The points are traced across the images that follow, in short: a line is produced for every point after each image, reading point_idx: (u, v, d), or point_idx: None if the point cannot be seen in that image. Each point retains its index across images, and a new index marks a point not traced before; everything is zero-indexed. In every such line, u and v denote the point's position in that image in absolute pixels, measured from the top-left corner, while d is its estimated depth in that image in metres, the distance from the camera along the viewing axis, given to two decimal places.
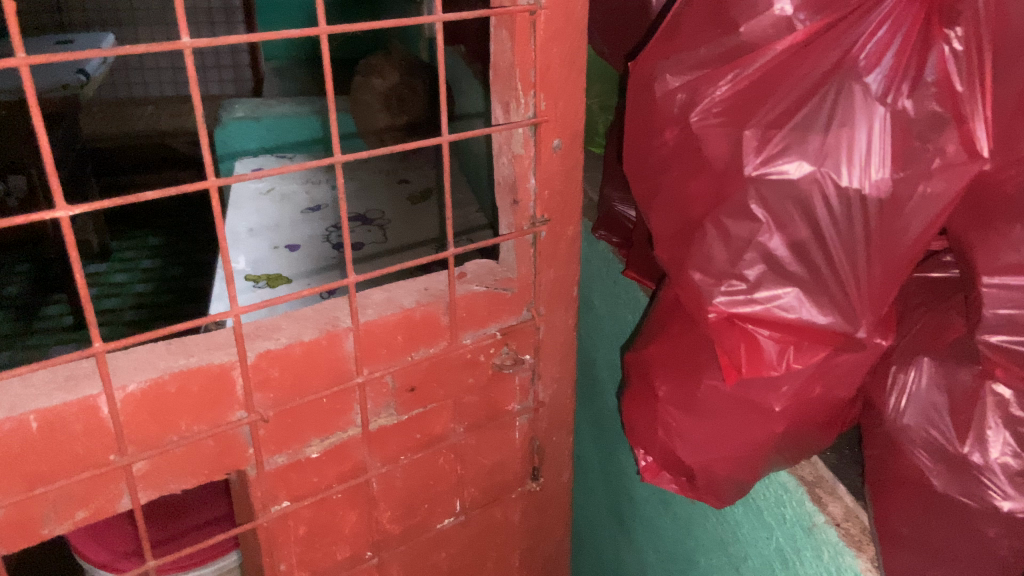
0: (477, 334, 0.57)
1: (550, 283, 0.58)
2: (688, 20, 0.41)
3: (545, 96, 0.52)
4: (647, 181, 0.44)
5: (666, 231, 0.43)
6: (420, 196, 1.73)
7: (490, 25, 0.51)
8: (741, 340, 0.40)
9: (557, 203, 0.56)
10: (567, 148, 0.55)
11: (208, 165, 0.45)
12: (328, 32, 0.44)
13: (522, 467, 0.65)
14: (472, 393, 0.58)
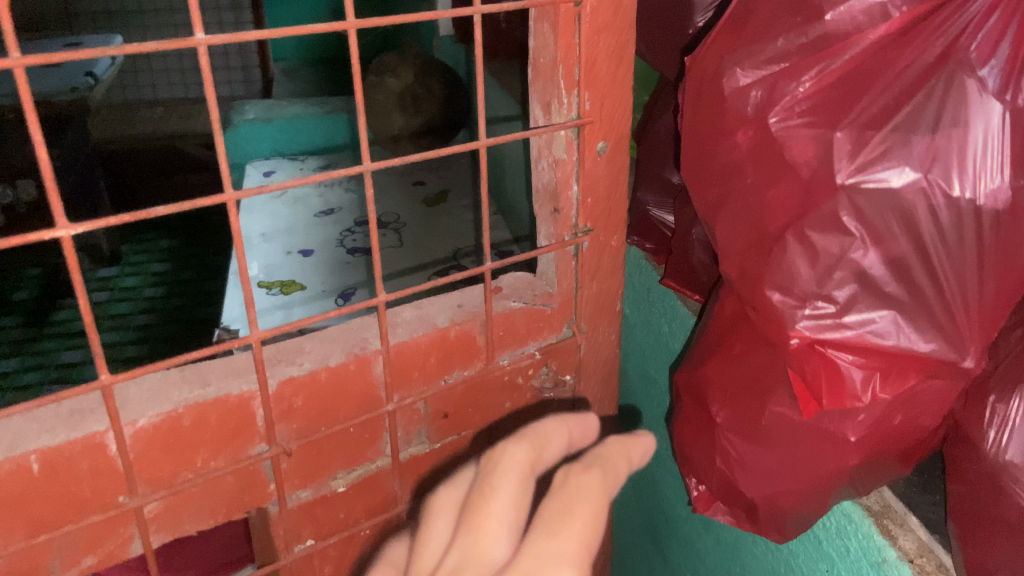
0: (514, 354, 0.54)
1: (593, 297, 0.55)
2: (763, 7, 0.37)
3: (590, 94, 0.48)
4: (712, 191, 0.40)
5: (734, 246, 0.39)
6: (436, 198, 1.70)
7: (532, 18, 0.48)
8: (822, 369, 0.35)
9: (601, 210, 0.53)
10: (612, 150, 0.51)
11: (225, 175, 0.41)
12: (357, 26, 0.40)
13: None
14: (510, 417, 0.56)
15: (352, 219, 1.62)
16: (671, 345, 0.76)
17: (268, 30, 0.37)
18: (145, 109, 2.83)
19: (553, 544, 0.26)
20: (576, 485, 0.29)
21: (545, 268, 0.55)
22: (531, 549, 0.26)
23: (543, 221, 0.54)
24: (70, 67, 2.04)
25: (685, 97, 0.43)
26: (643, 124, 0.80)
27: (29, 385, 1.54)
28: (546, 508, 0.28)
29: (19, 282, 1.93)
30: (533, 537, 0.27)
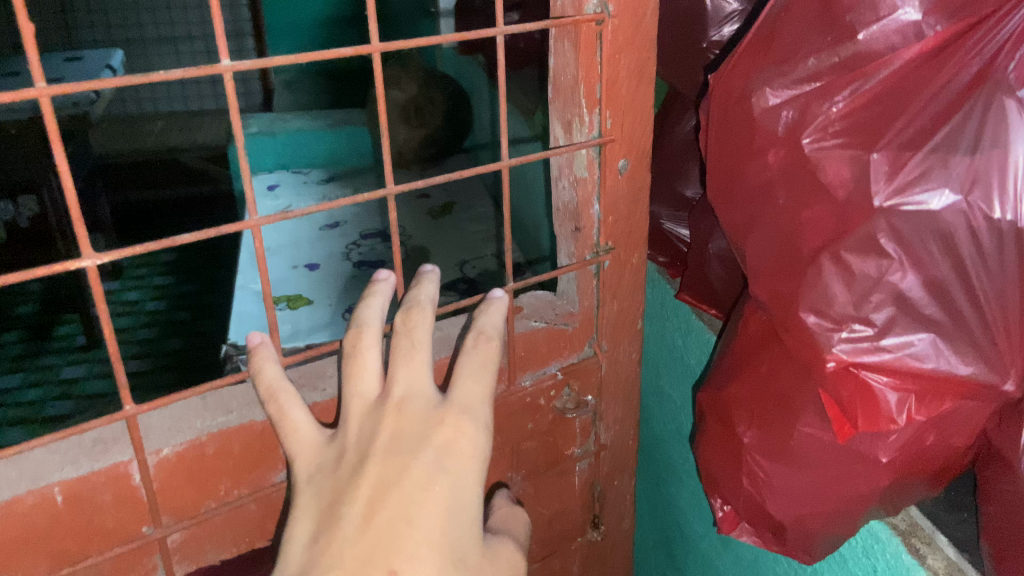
0: (536, 375, 0.55)
1: (614, 315, 0.56)
2: (791, 25, 0.37)
3: (612, 112, 0.48)
4: (741, 212, 0.40)
5: (766, 266, 0.38)
6: (441, 210, 1.72)
7: (551, 38, 0.48)
8: (857, 394, 0.34)
9: (621, 229, 0.53)
10: (633, 168, 0.51)
11: (250, 200, 0.41)
12: (381, 50, 0.40)
13: (583, 515, 0.64)
14: (531, 438, 0.57)
15: (358, 232, 1.62)
16: (687, 360, 0.75)
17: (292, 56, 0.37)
18: (145, 123, 2.87)
19: (472, 388, 0.40)
20: (477, 348, 0.42)
21: (565, 289, 0.56)
22: (456, 390, 0.39)
23: (564, 240, 0.54)
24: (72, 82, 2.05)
25: (709, 116, 0.43)
26: (657, 139, 0.81)
27: (32, 401, 1.53)
28: (461, 362, 0.41)
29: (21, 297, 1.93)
30: (453, 384, 0.40)
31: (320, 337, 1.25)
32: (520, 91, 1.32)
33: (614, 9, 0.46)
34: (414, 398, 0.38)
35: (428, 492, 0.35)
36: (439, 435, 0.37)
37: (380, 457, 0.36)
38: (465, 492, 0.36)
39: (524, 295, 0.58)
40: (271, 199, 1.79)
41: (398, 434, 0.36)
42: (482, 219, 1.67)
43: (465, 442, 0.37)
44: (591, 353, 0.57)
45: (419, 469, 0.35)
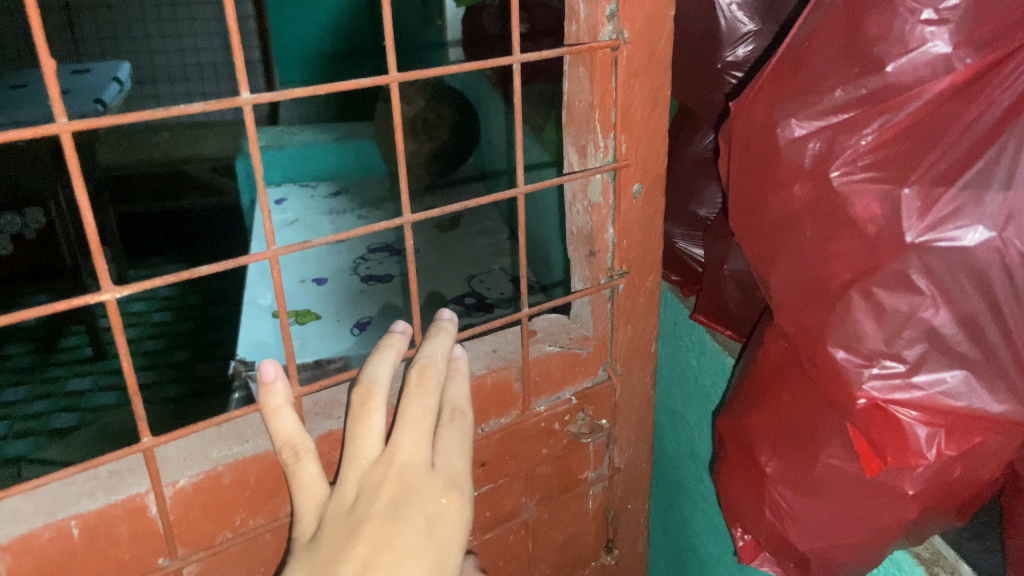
0: (551, 401, 0.54)
1: (628, 339, 0.55)
2: (816, 54, 0.36)
3: (626, 137, 0.48)
4: (766, 243, 0.40)
5: (791, 299, 0.38)
6: (449, 223, 1.71)
7: (567, 64, 0.48)
8: (885, 429, 0.34)
9: (635, 252, 0.52)
10: (648, 194, 0.51)
11: (269, 236, 0.40)
12: (399, 80, 0.40)
13: (597, 540, 0.63)
14: (545, 463, 0.56)
15: (366, 246, 1.62)
16: (700, 381, 0.75)
17: (315, 90, 0.37)
18: (152, 135, 2.90)
19: (458, 460, 0.42)
20: (460, 423, 0.43)
21: (579, 312, 0.56)
22: (443, 463, 0.41)
23: (577, 264, 0.54)
24: (78, 94, 2.05)
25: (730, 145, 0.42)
26: (669, 159, 0.81)
27: (38, 414, 1.53)
28: (449, 432, 0.43)
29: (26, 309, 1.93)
30: (441, 456, 0.41)
31: (327, 354, 1.25)
32: (529, 106, 1.32)
33: (629, 35, 0.45)
34: (412, 463, 0.39)
35: (418, 557, 0.36)
36: (431, 504, 0.38)
37: (379, 518, 0.36)
38: (447, 560, 0.38)
39: (538, 317, 0.58)
40: (278, 213, 1.79)
41: (398, 498, 0.37)
42: (490, 232, 1.67)
43: (452, 514, 0.39)
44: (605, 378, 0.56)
45: (411, 535, 0.37)
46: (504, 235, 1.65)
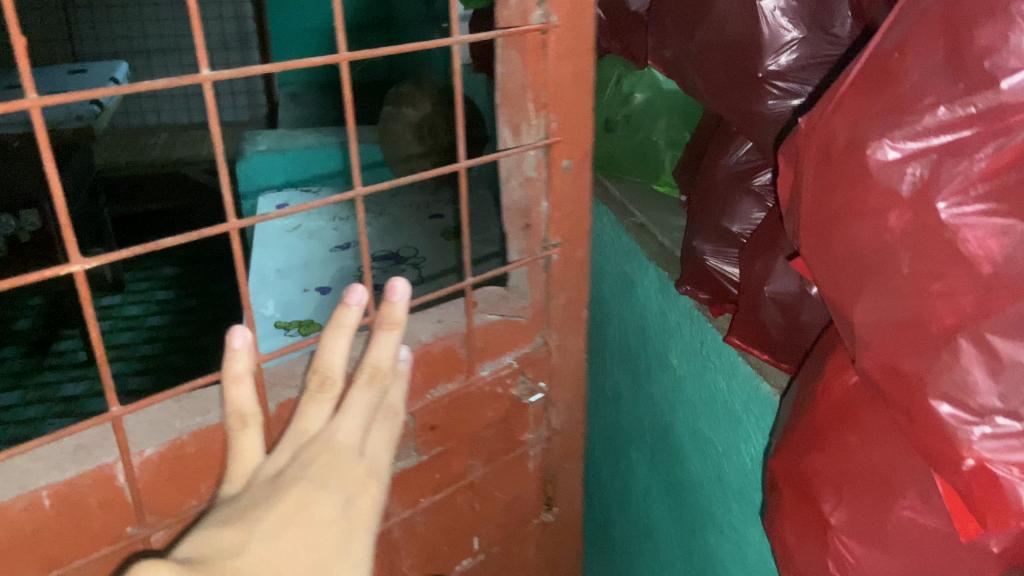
0: (494, 365, 0.71)
1: (563, 306, 0.73)
2: (912, 67, 0.34)
3: (554, 116, 0.63)
4: (850, 274, 0.36)
5: (878, 335, 0.35)
6: (455, 232, 1.67)
7: (500, 47, 0.62)
8: (988, 497, 0.32)
9: (563, 225, 0.69)
10: (575, 166, 0.67)
11: (227, 201, 0.48)
12: (349, 58, 0.48)
13: (538, 498, 0.82)
14: (491, 423, 0.73)
15: (371, 254, 1.58)
16: (731, 404, 0.76)
17: (272, 65, 0.43)
18: (149, 135, 2.87)
19: (381, 451, 0.54)
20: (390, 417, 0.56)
21: (516, 284, 0.72)
22: (368, 449, 0.53)
23: (515, 237, 0.70)
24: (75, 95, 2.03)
25: (801, 164, 0.40)
26: (701, 172, 0.79)
27: (31, 419, 1.49)
28: (380, 428, 0.55)
29: (21, 311, 1.89)
30: (368, 444, 0.53)
31: None
32: None
33: (556, 19, 0.60)
34: (339, 446, 0.51)
35: (333, 518, 0.48)
36: (352, 479, 0.50)
37: (308, 483, 0.48)
38: (358, 529, 0.49)
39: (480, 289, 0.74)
40: (279, 219, 1.74)
41: (328, 470, 0.50)
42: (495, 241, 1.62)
43: (365, 488, 0.51)
44: (542, 345, 0.74)
45: (330, 503, 0.48)
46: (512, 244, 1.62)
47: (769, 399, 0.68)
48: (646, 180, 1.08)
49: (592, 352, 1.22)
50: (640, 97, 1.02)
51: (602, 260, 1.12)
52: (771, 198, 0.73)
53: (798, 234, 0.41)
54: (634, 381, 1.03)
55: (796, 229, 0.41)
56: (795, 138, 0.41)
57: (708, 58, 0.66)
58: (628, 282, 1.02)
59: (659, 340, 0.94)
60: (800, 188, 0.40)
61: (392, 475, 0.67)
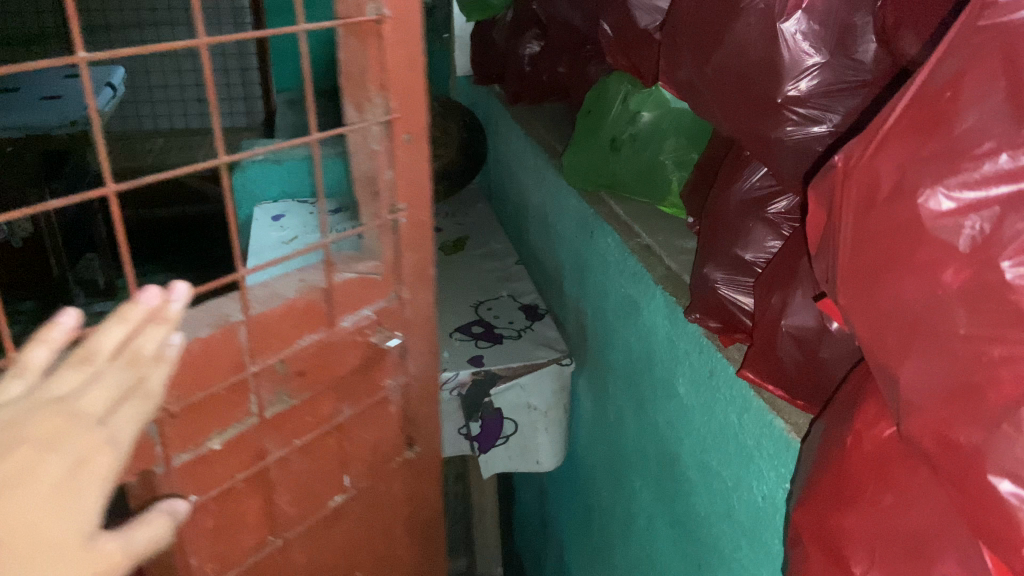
0: (354, 318, 0.77)
1: (413, 264, 0.79)
2: (966, 111, 0.31)
3: (395, 98, 0.70)
4: (894, 328, 0.34)
5: (923, 395, 0.33)
6: (455, 246, 1.65)
7: (343, 36, 0.69)
8: None
9: (412, 193, 0.75)
10: (415, 139, 0.73)
11: (104, 173, 0.55)
12: (206, 43, 0.55)
13: (399, 440, 0.90)
14: (350, 370, 0.79)
15: None
16: (742, 439, 0.73)
17: (138, 50, 0.50)
18: (145, 140, 2.86)
19: (131, 420, 0.48)
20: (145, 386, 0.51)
21: (370, 247, 0.78)
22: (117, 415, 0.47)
23: (366, 203, 0.76)
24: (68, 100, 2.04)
25: (839, 206, 0.37)
26: (711, 196, 0.76)
27: None
28: (136, 395, 0.49)
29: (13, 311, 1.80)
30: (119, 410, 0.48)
31: None
32: None
33: (388, 11, 0.66)
34: (87, 412, 0.45)
35: (53, 484, 0.42)
36: (87, 446, 0.44)
37: (30, 443, 0.42)
38: (88, 500, 0.43)
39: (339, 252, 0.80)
40: (275, 230, 1.71)
41: (58, 431, 0.43)
42: (497, 256, 1.61)
43: (102, 458, 0.45)
44: (395, 299, 0.80)
45: (55, 467, 0.42)
46: (512, 259, 1.60)
47: (785, 435, 0.65)
48: (651, 200, 1.06)
49: (594, 373, 1.20)
50: (648, 116, 0.99)
51: (606, 280, 1.10)
52: (788, 228, 0.69)
53: (832, 278, 0.39)
54: (638, 406, 1.01)
55: (830, 274, 0.39)
56: (829, 176, 0.38)
57: (726, 81, 0.64)
58: (633, 305, 0.99)
59: (663, 365, 0.91)
60: (836, 230, 0.38)
61: (265, 419, 0.73)
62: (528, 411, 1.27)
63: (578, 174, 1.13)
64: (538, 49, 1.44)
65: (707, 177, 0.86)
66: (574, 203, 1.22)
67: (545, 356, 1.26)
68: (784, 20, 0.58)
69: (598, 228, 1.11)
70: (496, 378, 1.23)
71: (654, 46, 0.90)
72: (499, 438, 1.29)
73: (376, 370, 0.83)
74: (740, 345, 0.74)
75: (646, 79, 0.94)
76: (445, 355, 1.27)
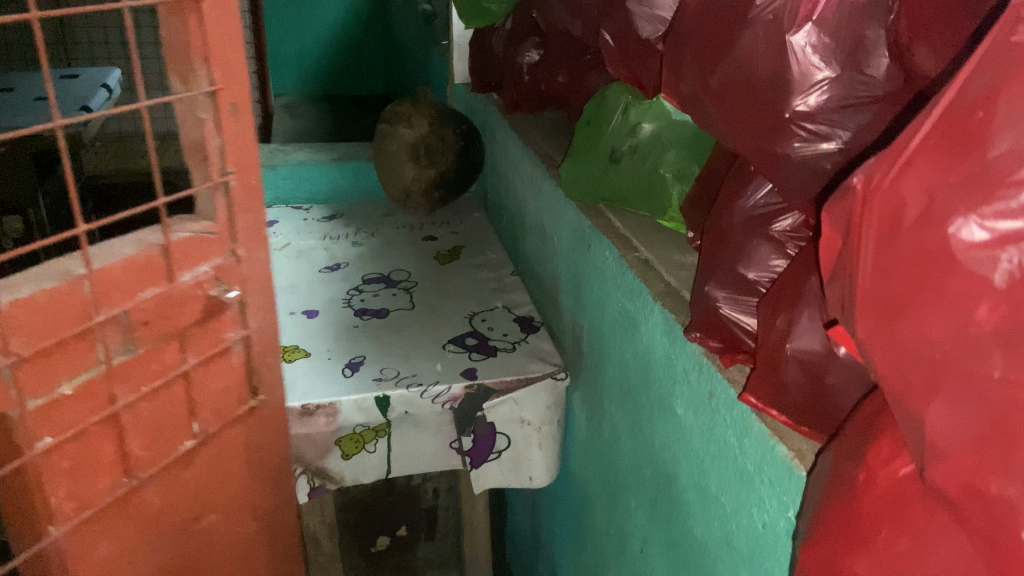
0: (194, 274, 0.88)
1: (245, 226, 0.92)
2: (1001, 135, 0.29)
3: (215, 70, 0.82)
4: (919, 367, 0.32)
5: (953, 440, 0.31)
6: (449, 255, 1.63)
7: (163, 16, 0.80)
8: None
9: (238, 156, 0.88)
10: (236, 107, 0.86)
11: None
12: (33, 18, 0.63)
13: (241, 388, 1.01)
14: (193, 321, 0.89)
15: (361, 275, 1.54)
16: (743, 462, 0.71)
17: None
18: (137, 142, 2.84)
19: None
20: None
21: (203, 211, 0.90)
22: None
23: (197, 167, 0.87)
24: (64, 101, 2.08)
25: (857, 232, 0.35)
26: (713, 212, 0.74)
27: None
28: None
29: None
30: None
31: (318, 392, 1.16)
32: None
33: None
34: None
35: None
36: None
37: None
38: None
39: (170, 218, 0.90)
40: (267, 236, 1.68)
41: None
42: (492, 266, 1.59)
43: None
44: (232, 257, 0.92)
45: None
46: (507, 270, 1.57)
47: (786, 462, 0.63)
48: (651, 213, 1.02)
49: (589, 390, 1.17)
50: (648, 127, 0.98)
51: (603, 295, 1.07)
52: (793, 246, 0.67)
53: (848, 306, 0.36)
54: (634, 424, 0.98)
55: (844, 300, 0.37)
56: (846, 198, 0.36)
57: (731, 92, 0.61)
58: (630, 321, 0.97)
59: (660, 383, 0.89)
60: (854, 255, 0.35)
61: (113, 367, 0.82)
62: (521, 425, 1.25)
63: (576, 186, 1.11)
64: (535, 57, 1.43)
65: (707, 192, 0.84)
66: (571, 215, 1.20)
67: (539, 369, 1.23)
68: (794, 31, 0.56)
69: (595, 241, 1.09)
70: (489, 392, 1.20)
71: (656, 56, 0.88)
72: (491, 454, 1.26)
73: (213, 321, 0.93)
74: (741, 366, 0.72)
75: (648, 90, 0.92)
76: (437, 367, 1.24)
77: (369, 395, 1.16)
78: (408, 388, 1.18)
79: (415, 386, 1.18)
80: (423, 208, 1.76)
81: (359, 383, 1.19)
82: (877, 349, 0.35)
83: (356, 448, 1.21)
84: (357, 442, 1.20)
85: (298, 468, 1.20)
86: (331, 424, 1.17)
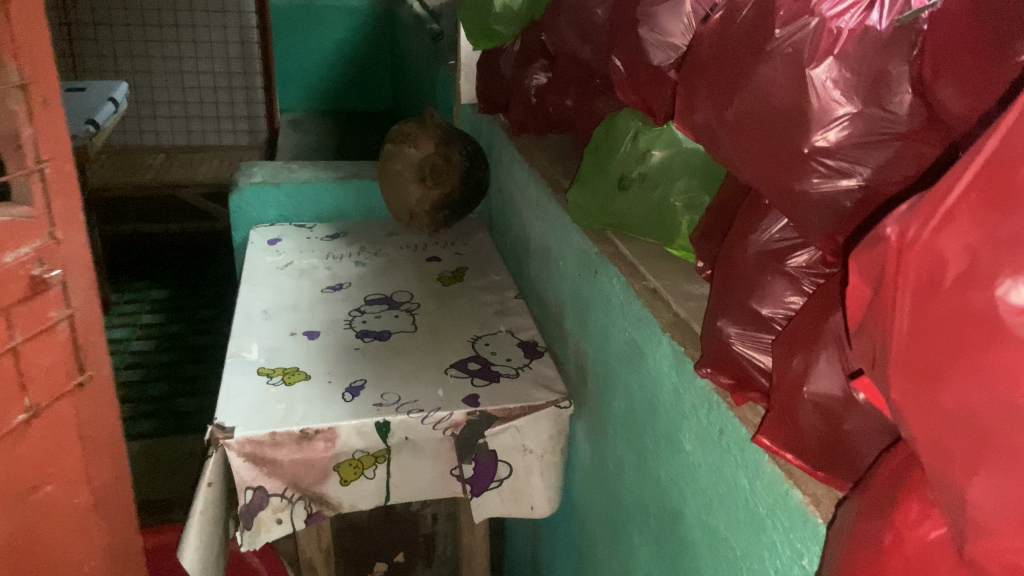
0: (18, 255, 1.06)
1: (59, 210, 1.12)
2: None
3: (22, 69, 1.02)
4: (964, 439, 0.30)
5: (1000, 517, 0.29)
6: (452, 276, 1.61)
7: None
8: None
9: (49, 146, 1.08)
10: (44, 103, 1.06)
11: None
12: None
13: (70, 367, 1.19)
14: (17, 301, 1.07)
15: (363, 296, 1.52)
16: (754, 506, 0.69)
17: None
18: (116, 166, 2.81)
19: None
20: None
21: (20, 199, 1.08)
22: None
23: (12, 157, 1.06)
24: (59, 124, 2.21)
25: (889, 290, 0.34)
26: (727, 245, 0.72)
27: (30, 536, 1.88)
28: None
29: None
30: None
31: (316, 417, 1.14)
32: None
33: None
34: None
35: None
36: None
37: None
38: None
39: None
40: (270, 254, 1.67)
41: None
42: (496, 288, 1.57)
43: None
44: (50, 238, 1.11)
45: None
46: (511, 292, 1.55)
47: (800, 506, 0.61)
48: (660, 242, 1.01)
49: (593, 420, 1.15)
50: (658, 155, 0.95)
51: (609, 323, 1.05)
52: (809, 283, 0.65)
53: (879, 365, 0.35)
54: (639, 457, 0.96)
55: (875, 359, 0.35)
56: (878, 248, 0.35)
57: (748, 128, 0.60)
58: (637, 351, 0.95)
59: (667, 417, 0.87)
60: (887, 315, 0.34)
61: None
62: (523, 454, 1.22)
63: (583, 212, 1.10)
64: (543, 80, 1.41)
65: (720, 223, 0.82)
66: (578, 240, 1.18)
67: (542, 397, 1.21)
68: (815, 65, 0.54)
69: (603, 268, 1.07)
70: (491, 419, 1.19)
71: (669, 83, 0.87)
72: (492, 482, 1.24)
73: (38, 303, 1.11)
74: (753, 405, 0.70)
75: (659, 117, 0.90)
76: (438, 393, 1.22)
77: (369, 421, 1.14)
78: (409, 414, 1.16)
79: (416, 411, 1.16)
80: (428, 228, 1.75)
81: (359, 408, 1.17)
82: (912, 415, 0.33)
83: (354, 475, 1.19)
84: (356, 468, 1.18)
85: (295, 494, 1.18)
86: (330, 450, 1.15)
